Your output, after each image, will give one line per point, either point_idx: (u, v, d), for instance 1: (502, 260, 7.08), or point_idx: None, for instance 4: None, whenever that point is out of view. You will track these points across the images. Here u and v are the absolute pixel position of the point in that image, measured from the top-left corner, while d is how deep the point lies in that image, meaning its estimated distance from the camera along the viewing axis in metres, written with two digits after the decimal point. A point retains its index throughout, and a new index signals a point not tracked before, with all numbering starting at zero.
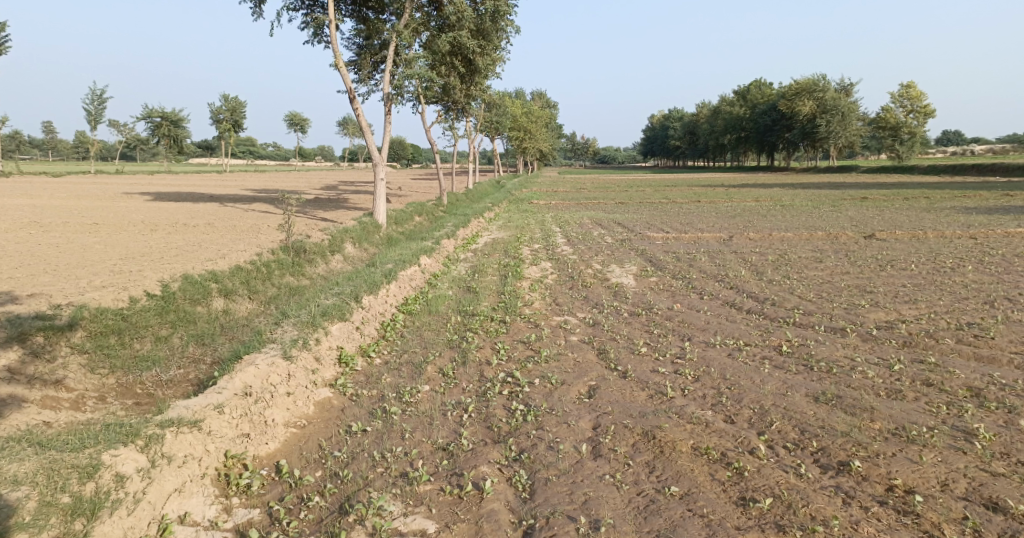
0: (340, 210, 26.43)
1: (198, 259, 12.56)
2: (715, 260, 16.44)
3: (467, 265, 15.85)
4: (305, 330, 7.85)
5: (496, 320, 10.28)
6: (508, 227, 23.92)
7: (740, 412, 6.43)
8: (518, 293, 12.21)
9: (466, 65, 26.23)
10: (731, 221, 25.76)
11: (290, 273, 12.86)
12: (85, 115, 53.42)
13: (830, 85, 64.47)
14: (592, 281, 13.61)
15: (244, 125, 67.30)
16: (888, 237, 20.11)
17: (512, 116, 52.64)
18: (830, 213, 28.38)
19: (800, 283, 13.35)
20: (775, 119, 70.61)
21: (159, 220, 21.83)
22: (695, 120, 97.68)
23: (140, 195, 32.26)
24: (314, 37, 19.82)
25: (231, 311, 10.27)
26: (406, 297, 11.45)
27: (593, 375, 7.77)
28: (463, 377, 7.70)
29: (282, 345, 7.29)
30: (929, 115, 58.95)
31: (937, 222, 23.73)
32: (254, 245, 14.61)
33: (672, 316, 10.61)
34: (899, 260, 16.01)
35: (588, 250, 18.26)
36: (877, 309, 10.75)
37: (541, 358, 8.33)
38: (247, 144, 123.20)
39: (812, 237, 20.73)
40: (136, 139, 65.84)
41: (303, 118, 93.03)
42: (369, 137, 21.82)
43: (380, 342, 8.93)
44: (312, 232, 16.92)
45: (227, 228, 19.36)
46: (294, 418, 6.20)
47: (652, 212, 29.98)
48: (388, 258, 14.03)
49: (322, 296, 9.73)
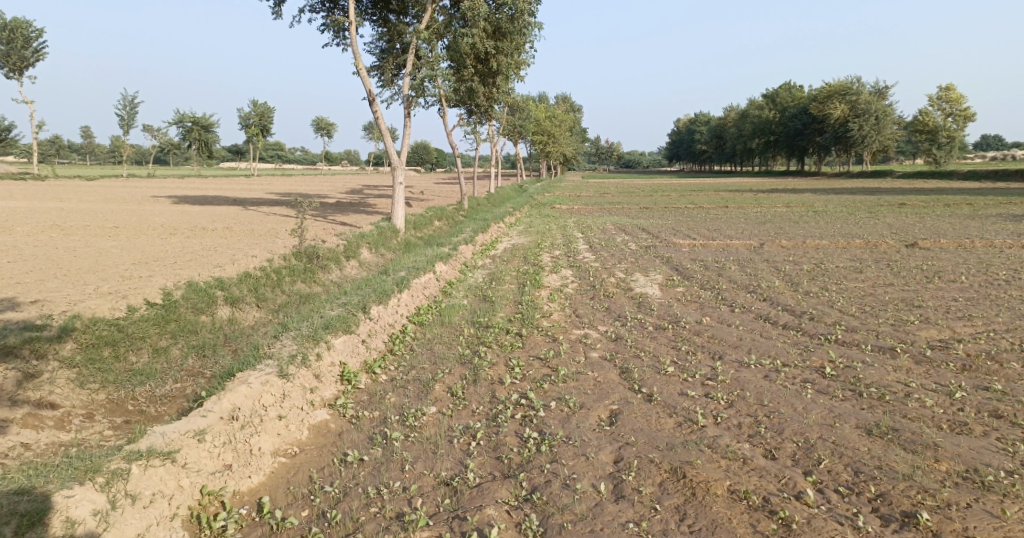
0: (360, 214, 26.08)
1: (208, 264, 12.16)
2: (746, 269, 15.60)
3: (486, 273, 15.27)
4: (305, 344, 7.29)
5: (512, 333, 9.66)
6: (529, 233, 23.35)
7: (782, 445, 5.74)
8: (536, 303, 11.57)
9: (489, 68, 25.72)
10: (761, 227, 24.84)
11: (301, 280, 12.40)
12: (118, 120, 54.18)
13: (864, 88, 62.66)
14: (615, 290, 12.92)
15: (272, 129, 67.81)
16: (931, 246, 19.07)
17: (536, 120, 52.09)
18: (867, 219, 27.23)
19: (839, 295, 12.49)
20: (806, 123, 68.87)
21: (179, 223, 21.63)
22: (722, 124, 96.01)
23: (165, 198, 32.35)
24: (334, 38, 19.44)
25: (236, 320, 9.81)
26: (419, 307, 10.89)
27: (616, 397, 7.11)
28: (472, 398, 7.07)
29: (279, 361, 6.72)
30: (968, 119, 56.92)
31: (982, 231, 22.49)
32: (267, 250, 14.19)
33: (701, 330, 9.87)
34: (946, 271, 15.04)
35: (611, 257, 17.57)
36: (928, 327, 9.93)
37: (559, 377, 7.68)
38: (274, 148, 124.72)
39: (849, 245, 19.74)
40: (167, 144, 66.84)
41: (330, 123, 93.90)
42: (388, 140, 21.37)
43: (387, 356, 8.36)
44: (327, 237, 16.50)
45: (245, 232, 19.06)
46: (284, 445, 5.68)
47: (678, 217, 29.13)
48: (403, 265, 13.52)
49: (328, 306, 9.19)
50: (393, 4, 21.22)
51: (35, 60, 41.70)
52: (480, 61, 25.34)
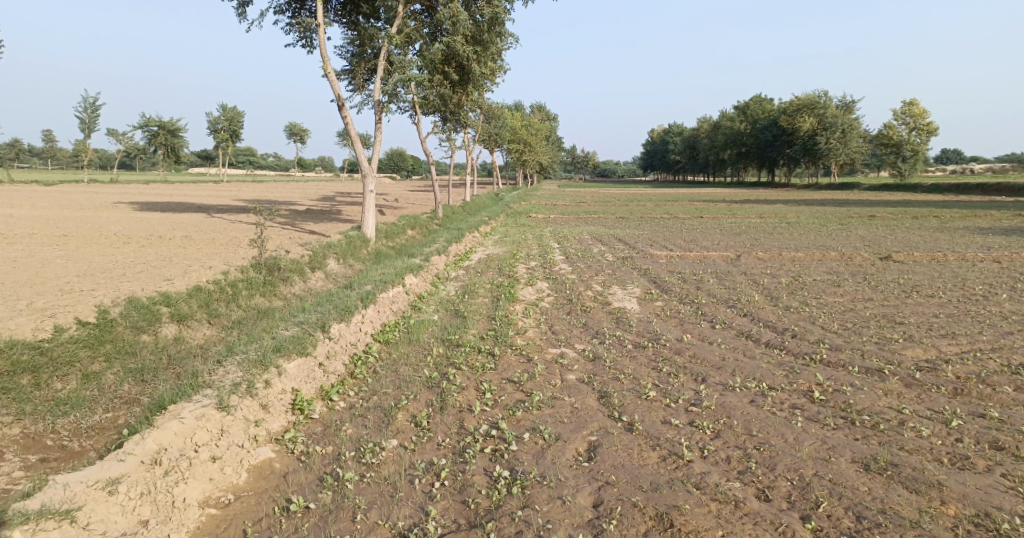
0: (329, 222, 25.25)
1: (157, 277, 11.34)
2: (724, 283, 15.23)
3: (458, 285, 14.65)
4: (252, 370, 6.58)
5: (484, 352, 9.06)
6: (504, 242, 22.78)
7: (774, 484, 5.28)
8: (510, 318, 10.98)
9: (462, 74, 25.12)
10: (736, 238, 24.65)
11: (260, 293, 11.63)
12: (80, 123, 52.34)
13: (833, 101, 63.57)
14: (592, 305, 12.40)
15: (241, 134, 66.27)
16: (906, 259, 18.99)
17: (510, 128, 51.62)
18: (840, 231, 27.23)
19: (820, 310, 12.15)
20: (777, 135, 69.64)
21: (136, 231, 20.60)
22: (695, 134, 96.79)
23: (126, 204, 31.04)
24: (301, 41, 18.68)
25: (183, 338, 9.06)
26: (385, 323, 10.24)
27: (594, 426, 6.57)
28: (439, 428, 6.46)
29: (219, 391, 6.05)
30: (932, 133, 58.02)
31: (954, 244, 22.57)
32: (224, 261, 13.38)
33: (682, 349, 9.39)
34: (924, 285, 14.84)
35: (587, 269, 17.08)
36: (914, 345, 9.62)
37: (533, 404, 7.10)
38: (245, 154, 122.40)
39: (825, 258, 19.55)
40: (133, 149, 64.91)
41: (302, 129, 92.42)
42: (358, 146, 20.60)
43: (347, 380, 7.70)
44: (291, 247, 15.72)
45: (206, 241, 18.17)
46: (216, 493, 5.10)
47: (654, 228, 28.84)
48: (370, 277, 12.83)
49: (283, 324, 8.47)
50: (363, 7, 20.54)
51: None
52: (453, 67, 24.74)
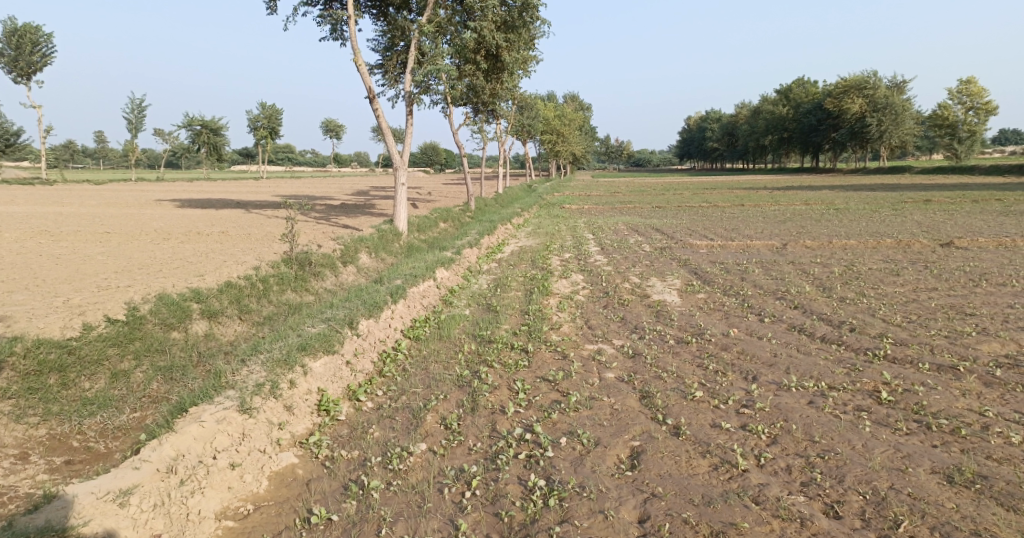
0: (363, 216, 25.18)
1: (190, 271, 11.22)
2: (771, 273, 14.45)
3: (491, 279, 14.24)
4: (276, 369, 6.26)
5: (517, 349, 8.61)
6: (539, 234, 22.31)
7: (845, 499, 4.73)
8: (545, 312, 10.50)
9: (494, 64, 24.64)
10: (781, 226, 23.63)
11: (291, 289, 11.41)
12: (127, 123, 53.73)
13: (882, 82, 60.92)
14: (631, 298, 11.83)
15: (280, 132, 67.21)
16: (969, 245, 17.80)
17: (544, 119, 50.95)
18: (893, 217, 25.90)
19: (878, 302, 11.34)
20: (822, 119, 67.17)
21: (175, 227, 20.75)
22: (734, 121, 94.13)
23: (168, 201, 31.59)
24: (332, 33, 18.46)
25: (213, 335, 8.84)
26: (416, 319, 9.90)
27: (637, 430, 6.07)
28: (469, 431, 6.04)
29: (241, 393, 5.75)
30: (990, 113, 55.04)
31: (1021, 228, 21.13)
32: (257, 256, 13.23)
33: (729, 345, 8.77)
34: (992, 273, 13.80)
35: (625, 260, 16.48)
36: (988, 339, 8.82)
37: (570, 405, 6.63)
38: (285, 151, 124.52)
39: (879, 245, 18.48)
40: (178, 148, 66.54)
41: (339, 125, 93.42)
42: (390, 139, 20.34)
43: (374, 379, 7.34)
44: (323, 241, 15.55)
45: (242, 236, 18.16)
46: (235, 502, 4.82)
47: (693, 217, 27.92)
48: (401, 271, 12.52)
49: (310, 321, 8.16)
50: None
51: (42, 63, 41.23)
52: (484, 56, 24.27)
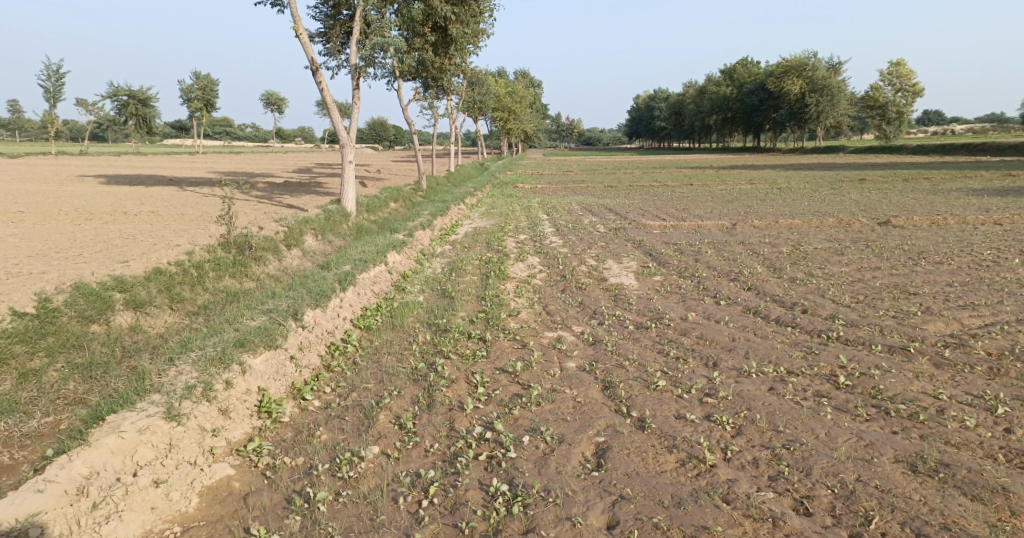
0: (308, 195, 24.19)
1: (115, 256, 10.36)
2: (723, 253, 14.53)
3: (445, 262, 13.80)
4: (209, 369, 5.72)
5: (474, 338, 8.27)
6: (491, 214, 21.94)
7: (813, 494, 4.74)
8: (502, 298, 10.17)
9: (442, 37, 23.87)
10: (728, 206, 23.97)
11: (229, 275, 10.67)
12: (44, 93, 50.03)
13: (820, 64, 62.59)
14: (588, 281, 11.62)
15: (216, 105, 64.01)
16: (905, 224, 18.42)
17: (494, 96, 50.13)
18: (833, 196, 26.64)
19: (828, 282, 11.50)
20: (763, 99, 68.67)
21: (101, 207, 19.35)
22: (680, 100, 95.22)
23: (93, 178, 29.60)
24: (271, 1, 17.39)
25: (139, 327, 8.13)
26: (366, 307, 9.42)
27: (601, 425, 5.87)
28: (425, 430, 5.69)
29: (168, 397, 5.21)
30: (918, 95, 57.36)
31: (951, 206, 21.99)
32: (191, 239, 12.38)
33: (688, 330, 8.67)
34: (929, 252, 14.26)
35: (580, 241, 16.30)
36: (934, 319, 9.03)
37: (531, 399, 6.36)
38: (223, 125, 119.14)
39: (823, 224, 18.92)
40: (105, 120, 62.62)
41: (280, 98, 89.87)
42: (335, 115, 19.42)
43: (322, 374, 6.87)
44: (265, 223, 14.73)
45: (175, 217, 17.08)
46: (159, 525, 4.36)
47: (644, 196, 28.04)
48: (350, 255, 11.95)
49: (249, 313, 7.58)
50: None
51: None
52: (432, 29, 23.44)
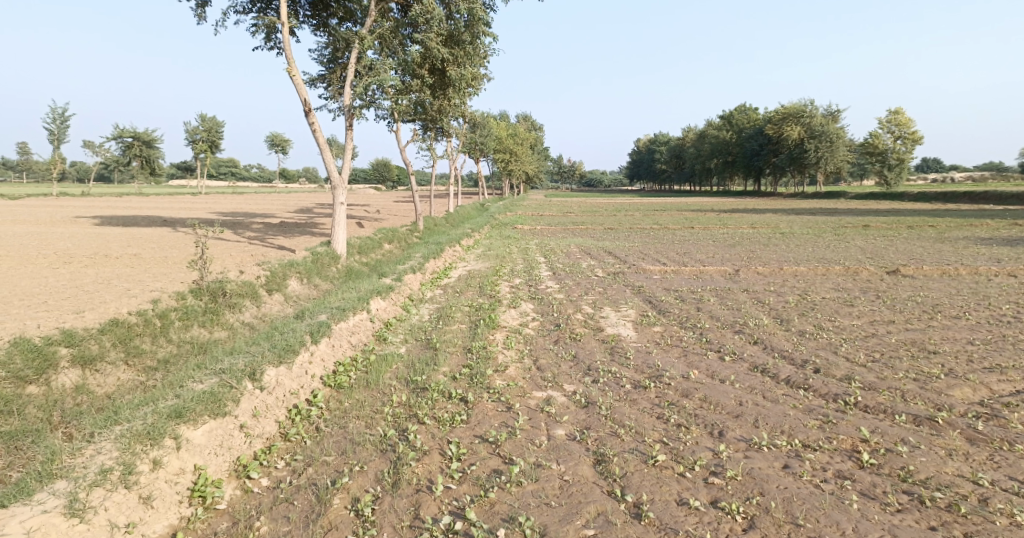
0: (301, 236, 23.66)
1: (74, 304, 9.71)
2: (727, 302, 13.81)
3: (433, 309, 13.06)
4: (133, 448, 5.23)
5: (454, 400, 7.46)
6: (487, 257, 21.30)
7: None
8: (489, 351, 9.39)
9: (441, 79, 23.66)
10: (731, 251, 23.37)
11: (198, 324, 9.90)
12: (48, 133, 50.18)
13: (819, 110, 62.97)
14: (583, 331, 10.85)
15: (220, 145, 64.28)
16: (915, 273, 17.72)
17: (496, 138, 50.15)
18: (838, 242, 26.02)
19: (839, 336, 10.73)
20: (763, 143, 68.90)
21: (85, 248, 18.81)
22: (681, 144, 95.82)
23: (87, 218, 29.16)
24: (266, 43, 17.12)
25: (84, 388, 7.44)
26: (340, 361, 8.63)
27: (590, 514, 5.14)
28: (386, 520, 5.01)
29: (73, 489, 4.81)
30: (917, 141, 57.38)
31: (960, 255, 21.33)
32: (164, 284, 11.73)
33: (691, 391, 7.86)
34: (944, 304, 13.51)
35: (576, 286, 15.62)
36: (960, 383, 8.22)
37: (511, 478, 5.54)
38: (228, 165, 120.04)
39: (829, 272, 18.24)
40: (110, 160, 62.93)
41: (284, 139, 90.67)
42: (328, 156, 18.97)
43: (276, 444, 6.10)
44: (246, 266, 14.09)
45: (157, 259, 16.50)
46: None
47: (645, 240, 27.47)
48: (330, 302, 11.25)
49: (200, 373, 6.83)
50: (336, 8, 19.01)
51: None
52: (431, 71, 23.26)
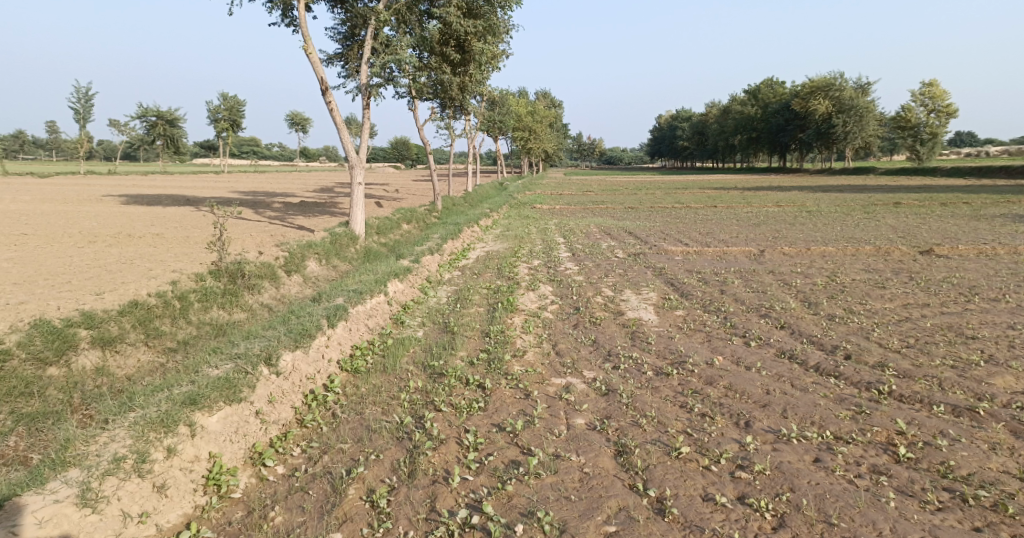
0: (320, 216, 23.61)
1: (95, 284, 9.69)
2: (751, 284, 13.45)
3: (452, 291, 12.90)
4: (144, 436, 5.17)
5: (472, 386, 7.29)
6: (506, 237, 21.05)
7: None
8: (508, 336, 9.20)
9: (461, 55, 23.23)
10: (755, 230, 22.84)
11: (217, 305, 9.81)
12: (74, 113, 50.73)
13: (848, 84, 61.20)
14: (603, 315, 10.61)
15: (242, 124, 64.52)
16: (949, 253, 17.11)
17: (515, 116, 49.56)
18: (866, 221, 25.30)
19: (870, 321, 10.34)
20: (789, 119, 67.24)
21: (108, 227, 18.92)
22: (704, 120, 94.07)
23: (112, 197, 29.40)
24: (283, 20, 16.87)
25: (104, 370, 7.40)
26: (357, 345, 8.49)
27: (612, 509, 4.99)
28: (401, 511, 4.90)
29: (84, 479, 4.74)
30: (951, 115, 55.54)
31: (996, 234, 20.59)
32: (184, 265, 11.69)
33: (716, 378, 7.60)
34: (981, 287, 13.00)
35: (597, 268, 15.34)
36: (1001, 371, 7.84)
37: (529, 470, 5.41)
38: (249, 144, 120.67)
39: (858, 252, 17.72)
40: (135, 141, 63.57)
41: (304, 118, 90.74)
42: (345, 135, 18.75)
43: (291, 432, 6.04)
44: (265, 247, 14.02)
45: (179, 239, 16.52)
46: None
47: (666, 219, 26.97)
48: (348, 284, 11.13)
49: (216, 358, 6.74)
50: None
51: None
52: (451, 47, 22.84)
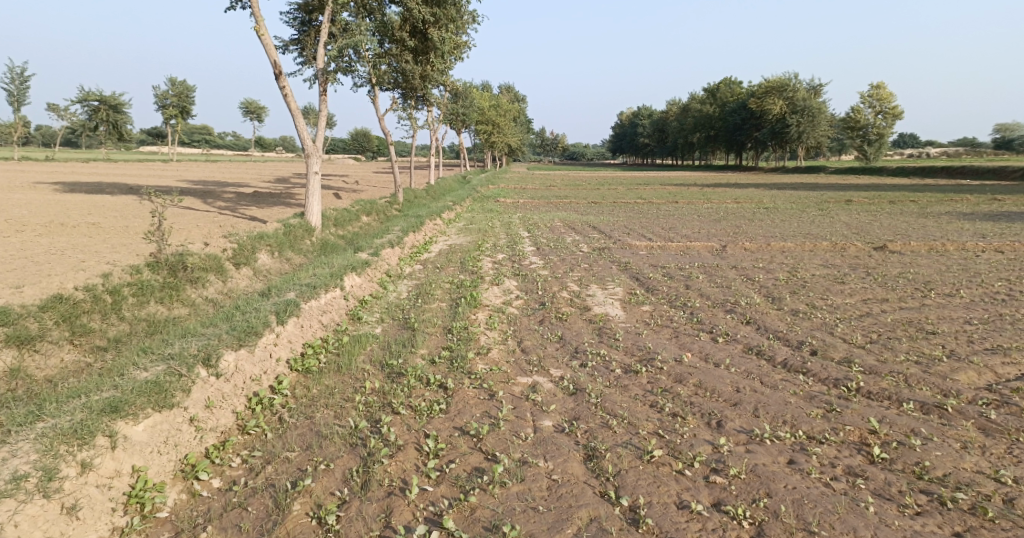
0: (275, 207, 22.72)
1: (15, 277, 8.88)
2: (715, 279, 13.36)
3: (412, 285, 12.40)
4: (52, 451, 4.60)
5: (433, 386, 6.86)
6: (468, 231, 20.59)
7: None
8: (470, 332, 8.79)
9: (421, 44, 22.56)
10: (716, 226, 22.94)
11: (155, 300, 9.13)
12: (8, 96, 47.87)
13: (802, 84, 62.56)
14: (569, 311, 10.30)
15: (192, 111, 62.03)
16: (904, 250, 17.41)
17: (477, 108, 48.99)
18: (822, 217, 25.72)
19: (834, 316, 10.30)
20: (746, 117, 68.41)
21: (41, 216, 17.73)
22: (664, 117, 95.15)
23: (49, 185, 27.72)
24: None
25: (20, 371, 6.72)
26: (309, 343, 7.96)
27: (582, 521, 4.70)
28: (352, 529, 4.50)
29: None
30: (897, 117, 57.29)
31: (945, 231, 21.13)
32: (120, 256, 10.89)
33: (686, 376, 7.35)
34: (936, 282, 13.18)
35: (561, 262, 15.05)
36: (965, 367, 7.81)
37: (494, 479, 5.04)
38: (202, 133, 116.60)
39: (817, 248, 17.88)
40: (77, 126, 60.50)
41: (259, 106, 88.02)
42: (301, 123, 17.95)
43: (232, 439, 5.53)
44: (212, 238, 13.25)
45: (118, 229, 15.56)
46: None
47: (629, 214, 26.95)
48: (301, 277, 10.52)
49: (147, 360, 6.15)
50: None
51: None
52: (410, 35, 22.16)
